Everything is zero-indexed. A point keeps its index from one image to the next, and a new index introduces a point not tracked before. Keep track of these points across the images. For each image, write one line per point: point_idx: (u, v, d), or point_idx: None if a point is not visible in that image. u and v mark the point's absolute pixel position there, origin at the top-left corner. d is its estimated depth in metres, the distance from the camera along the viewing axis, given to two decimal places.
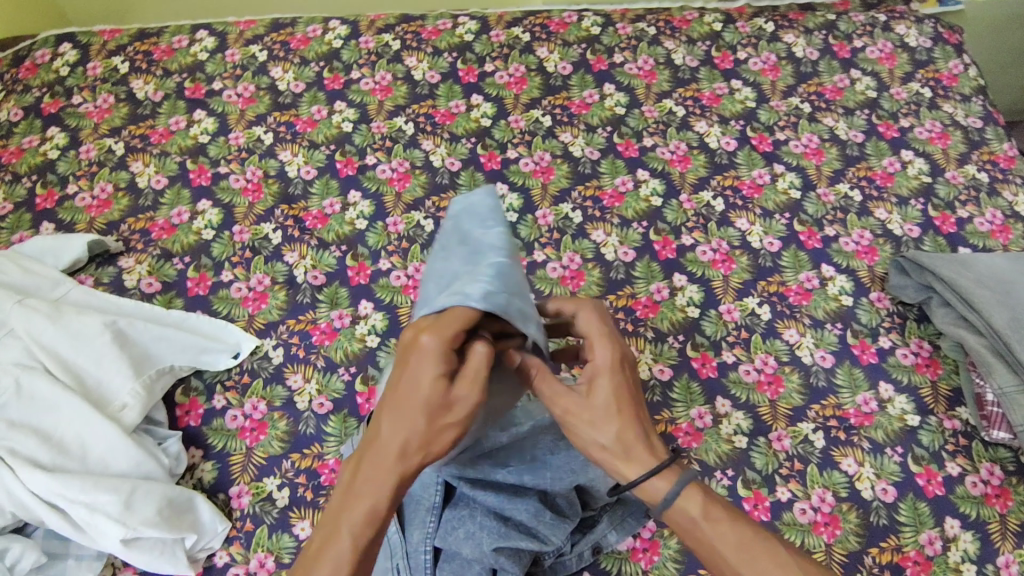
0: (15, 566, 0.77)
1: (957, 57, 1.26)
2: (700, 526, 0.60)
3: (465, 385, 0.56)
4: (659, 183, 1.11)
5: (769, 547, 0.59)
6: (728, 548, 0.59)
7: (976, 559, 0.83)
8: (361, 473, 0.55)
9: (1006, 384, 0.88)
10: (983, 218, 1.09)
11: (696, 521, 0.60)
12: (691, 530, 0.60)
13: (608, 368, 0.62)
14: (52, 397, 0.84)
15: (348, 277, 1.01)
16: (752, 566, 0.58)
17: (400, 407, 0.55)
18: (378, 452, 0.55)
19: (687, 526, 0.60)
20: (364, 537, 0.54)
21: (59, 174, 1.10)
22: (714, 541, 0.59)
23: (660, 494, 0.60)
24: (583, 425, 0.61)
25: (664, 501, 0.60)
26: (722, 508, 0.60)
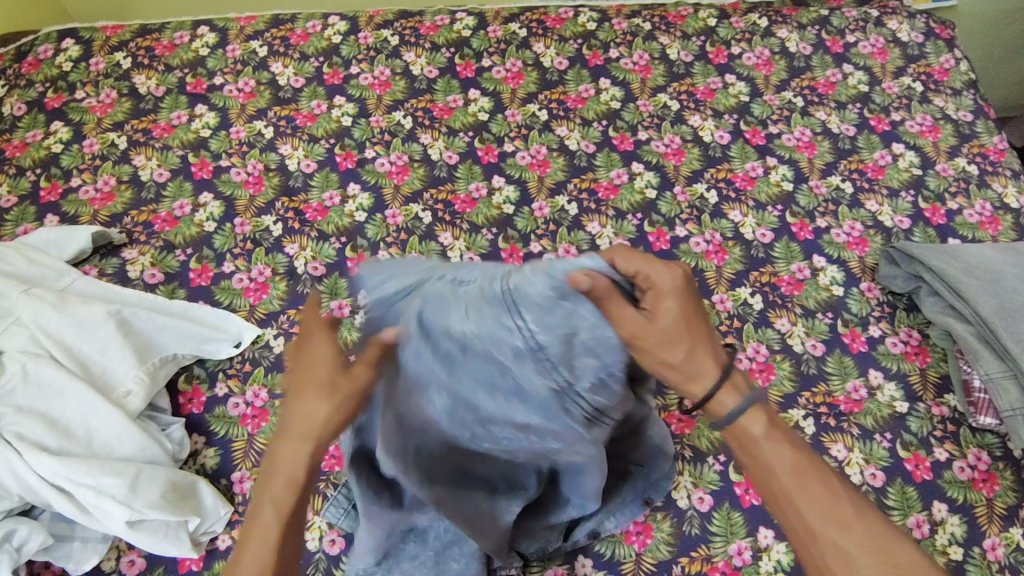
0: (23, 547, 0.79)
1: (948, 52, 1.28)
2: (762, 444, 0.61)
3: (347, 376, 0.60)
4: (654, 176, 1.12)
5: (822, 473, 0.60)
6: (781, 468, 0.60)
7: (964, 541, 0.85)
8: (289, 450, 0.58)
9: (992, 370, 0.90)
10: (972, 210, 1.10)
11: (756, 439, 0.61)
12: (749, 445, 0.61)
13: (674, 289, 0.61)
14: (58, 383, 0.86)
15: (348, 268, 1.03)
16: (803, 488, 0.59)
17: (298, 389, 0.60)
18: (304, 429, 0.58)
19: (746, 442, 0.62)
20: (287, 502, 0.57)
21: (63, 167, 1.12)
22: (770, 460, 0.61)
23: (727, 408, 0.61)
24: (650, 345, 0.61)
25: (729, 416, 0.61)
26: (784, 433, 0.62)
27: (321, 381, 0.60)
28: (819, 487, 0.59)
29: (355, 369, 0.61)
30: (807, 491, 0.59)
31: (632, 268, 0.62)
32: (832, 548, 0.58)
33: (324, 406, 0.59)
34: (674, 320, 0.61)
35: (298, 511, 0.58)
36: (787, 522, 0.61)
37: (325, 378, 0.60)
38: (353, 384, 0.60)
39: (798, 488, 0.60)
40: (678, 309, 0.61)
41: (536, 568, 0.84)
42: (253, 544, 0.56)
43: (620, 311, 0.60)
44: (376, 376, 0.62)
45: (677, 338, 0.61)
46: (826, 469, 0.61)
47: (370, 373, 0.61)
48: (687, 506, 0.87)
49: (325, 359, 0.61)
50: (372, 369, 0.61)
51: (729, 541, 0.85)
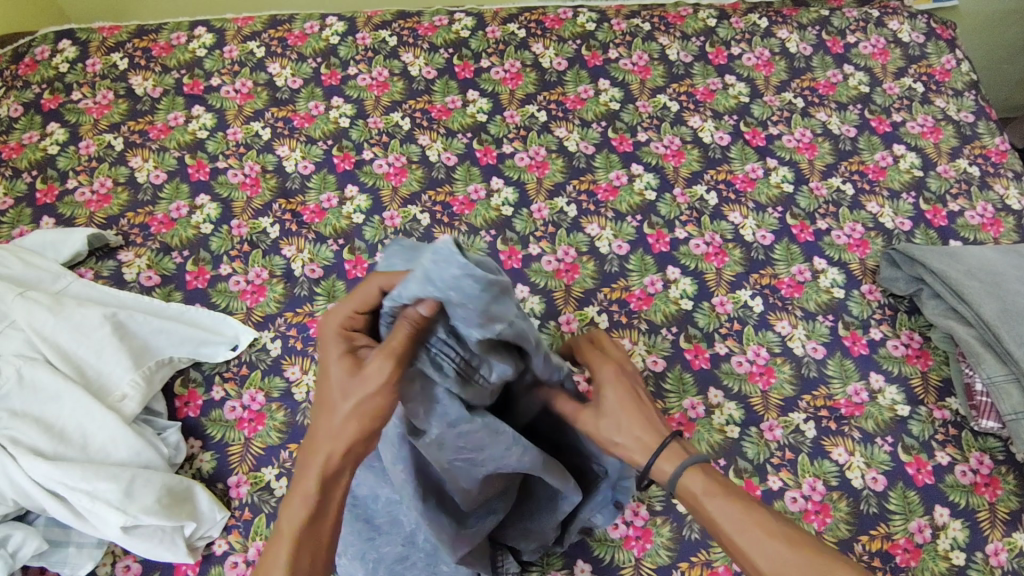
0: (17, 553, 0.79)
1: (949, 52, 1.27)
2: (705, 502, 0.62)
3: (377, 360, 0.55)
4: (653, 177, 1.12)
5: (767, 519, 0.60)
6: (726, 522, 0.61)
7: (966, 546, 0.85)
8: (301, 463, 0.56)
9: (994, 374, 0.89)
10: (974, 212, 1.10)
11: (697, 497, 0.62)
12: (695, 504, 0.63)
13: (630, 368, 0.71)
14: (53, 386, 0.85)
15: (345, 270, 1.02)
16: (747, 537, 0.59)
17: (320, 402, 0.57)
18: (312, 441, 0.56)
19: (691, 501, 0.63)
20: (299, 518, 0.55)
21: (59, 169, 1.11)
22: (715, 515, 0.61)
23: (667, 472, 0.64)
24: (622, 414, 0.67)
25: (672, 477, 0.63)
26: (725, 486, 0.63)
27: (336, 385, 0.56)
28: (766, 533, 0.59)
29: (368, 368, 0.55)
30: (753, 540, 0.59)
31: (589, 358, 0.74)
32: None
33: (339, 411, 0.55)
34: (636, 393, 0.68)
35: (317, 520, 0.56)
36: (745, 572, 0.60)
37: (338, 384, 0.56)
38: (368, 387, 0.54)
39: (745, 539, 0.59)
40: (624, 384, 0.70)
41: (536, 570, 0.83)
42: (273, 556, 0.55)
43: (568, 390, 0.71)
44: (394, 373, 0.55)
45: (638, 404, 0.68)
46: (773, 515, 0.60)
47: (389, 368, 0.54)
48: (687, 510, 0.86)
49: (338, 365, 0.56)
50: (388, 366, 0.54)
51: None
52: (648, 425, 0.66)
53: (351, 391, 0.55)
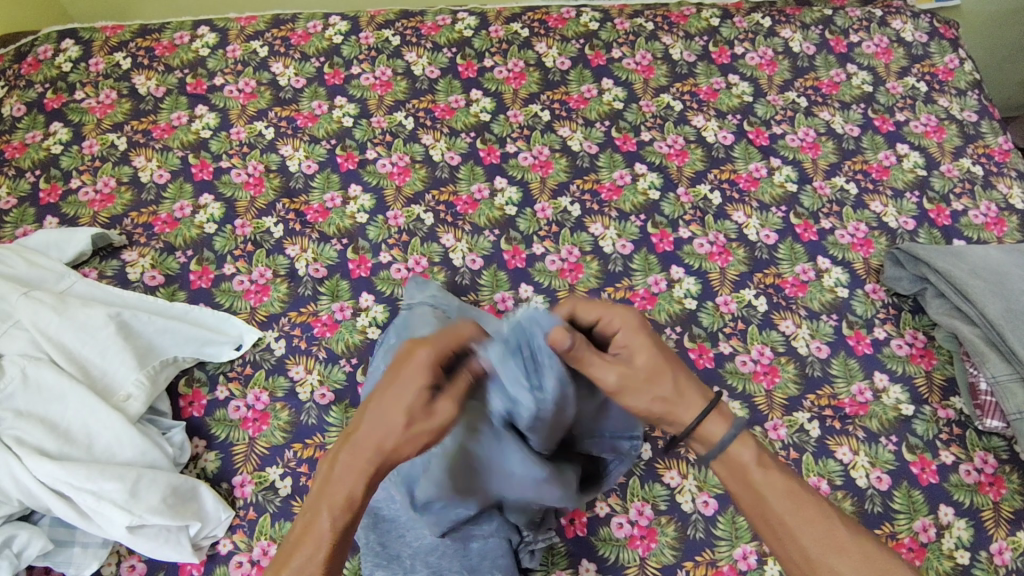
0: (23, 553, 0.79)
1: (952, 52, 1.27)
2: (759, 475, 0.63)
3: (448, 401, 0.59)
4: (657, 177, 1.12)
5: (812, 497, 0.63)
6: (775, 496, 0.62)
7: (970, 545, 0.85)
8: (348, 463, 0.58)
9: (1000, 373, 0.89)
10: (978, 211, 1.10)
11: (749, 466, 0.64)
12: (742, 473, 0.64)
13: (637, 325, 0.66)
14: (58, 386, 0.85)
15: (349, 270, 1.02)
16: (796, 512, 0.62)
17: (377, 403, 0.59)
18: (360, 445, 0.58)
19: (740, 471, 0.64)
20: (341, 520, 0.58)
21: (62, 169, 1.11)
22: (762, 486, 0.63)
23: (718, 436, 0.65)
24: (638, 390, 0.65)
25: (721, 443, 0.65)
26: (771, 460, 0.65)
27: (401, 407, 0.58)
28: (814, 513, 0.62)
29: (438, 409, 0.59)
30: (800, 515, 0.62)
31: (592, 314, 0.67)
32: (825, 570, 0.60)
33: (395, 424, 0.58)
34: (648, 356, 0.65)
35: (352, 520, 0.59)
36: (779, 548, 0.63)
37: (405, 405, 0.58)
38: (431, 425, 0.58)
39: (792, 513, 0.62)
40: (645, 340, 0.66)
41: (540, 570, 0.83)
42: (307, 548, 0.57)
43: (598, 360, 0.64)
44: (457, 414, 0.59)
45: (654, 373, 0.65)
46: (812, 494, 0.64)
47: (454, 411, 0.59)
48: (692, 510, 0.86)
49: (412, 383, 0.59)
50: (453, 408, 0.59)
51: (734, 546, 0.84)
52: (676, 388, 0.65)
53: (416, 422, 0.58)
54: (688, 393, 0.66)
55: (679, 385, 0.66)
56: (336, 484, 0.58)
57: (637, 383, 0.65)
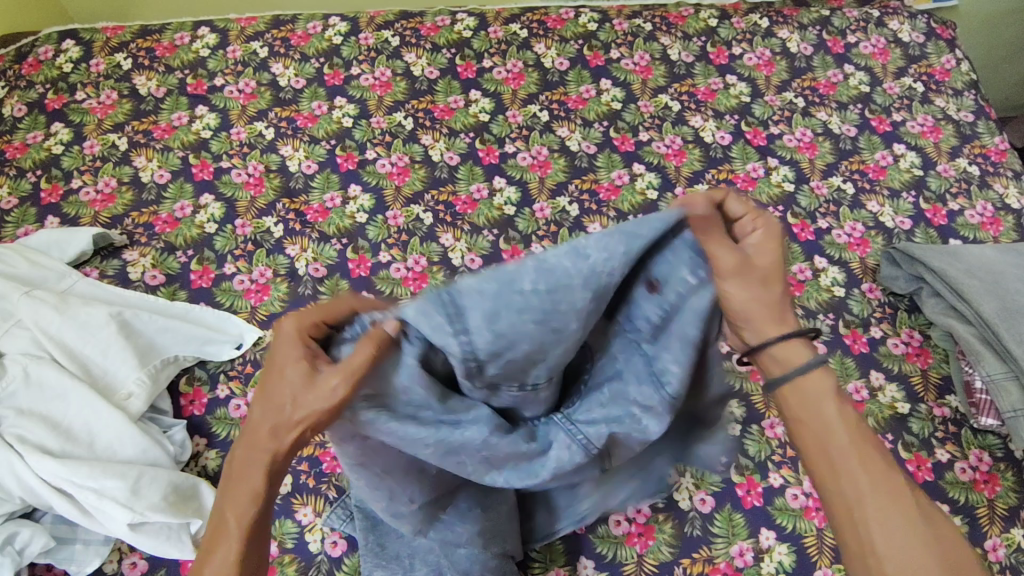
0: (25, 550, 0.79)
1: (949, 52, 1.28)
2: (827, 404, 0.59)
3: (335, 376, 0.54)
4: (655, 177, 1.12)
5: (877, 447, 0.58)
6: (838, 429, 0.58)
7: (965, 542, 0.85)
8: (246, 461, 0.57)
9: (994, 371, 0.90)
10: (974, 211, 1.10)
11: (820, 398, 0.59)
12: (811, 399, 0.59)
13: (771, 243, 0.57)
14: (60, 385, 0.86)
15: (349, 269, 1.03)
16: (859, 453, 0.57)
17: (264, 398, 0.56)
18: (251, 441, 0.56)
19: (812, 399, 0.59)
20: (247, 515, 0.57)
21: (63, 169, 1.12)
22: (830, 419, 0.58)
23: (800, 359, 0.59)
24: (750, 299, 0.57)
25: (799, 367, 0.59)
26: (845, 397, 0.60)
27: (285, 391, 0.55)
28: (875, 454, 0.58)
29: (319, 386, 0.54)
30: (862, 455, 0.57)
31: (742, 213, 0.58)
32: (875, 516, 0.56)
33: (283, 410, 0.55)
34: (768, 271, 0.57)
35: (263, 510, 0.58)
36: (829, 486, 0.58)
37: (284, 394, 0.55)
38: (316, 405, 0.54)
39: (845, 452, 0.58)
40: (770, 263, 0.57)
41: (538, 567, 0.84)
42: (219, 548, 0.57)
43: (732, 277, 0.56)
44: (349, 394, 0.54)
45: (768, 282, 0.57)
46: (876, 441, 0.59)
47: (343, 391, 0.54)
48: (688, 508, 0.87)
49: (288, 371, 0.55)
50: (341, 385, 0.54)
51: (731, 543, 0.85)
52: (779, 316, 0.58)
53: (301, 402, 0.54)
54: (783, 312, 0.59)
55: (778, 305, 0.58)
56: (239, 483, 0.57)
57: (743, 290, 0.56)
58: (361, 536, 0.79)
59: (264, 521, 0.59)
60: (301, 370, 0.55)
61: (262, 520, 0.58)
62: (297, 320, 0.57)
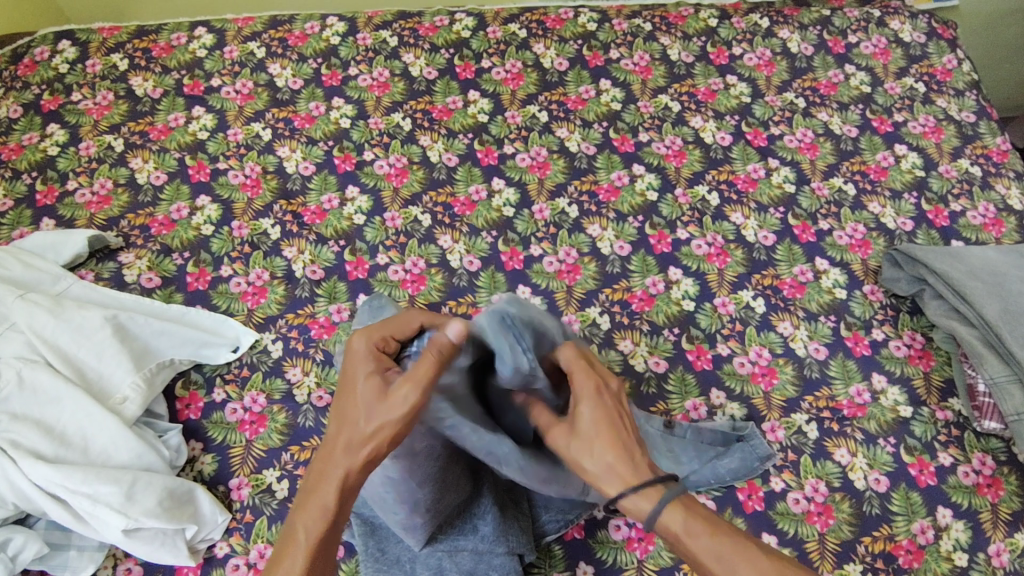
0: (18, 556, 0.79)
1: (950, 52, 1.27)
2: (693, 534, 0.62)
3: (407, 385, 0.61)
4: (655, 178, 1.11)
5: (746, 553, 0.61)
6: (709, 557, 0.61)
7: (968, 547, 0.85)
8: (320, 475, 0.62)
9: (997, 374, 0.89)
10: (976, 212, 1.10)
11: (678, 536, 0.62)
12: (677, 536, 0.62)
13: (589, 395, 0.66)
14: (54, 389, 0.85)
15: (346, 271, 1.02)
16: (731, 572, 0.60)
17: (343, 417, 0.63)
18: (327, 452, 0.63)
19: (672, 539, 0.63)
20: (316, 530, 0.61)
21: (59, 170, 1.11)
22: (697, 553, 0.61)
23: (644, 510, 0.63)
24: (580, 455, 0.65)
25: (648, 515, 0.62)
26: (703, 520, 0.62)
27: (362, 404, 0.62)
28: (744, 566, 0.60)
29: (393, 397, 0.61)
30: (734, 575, 0.60)
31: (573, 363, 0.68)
32: None
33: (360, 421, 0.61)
34: (592, 424, 0.65)
35: (334, 526, 0.62)
36: None
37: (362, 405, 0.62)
38: (390, 413, 0.61)
39: (726, 573, 0.60)
40: (599, 413, 0.65)
41: (539, 572, 0.83)
42: (287, 560, 0.61)
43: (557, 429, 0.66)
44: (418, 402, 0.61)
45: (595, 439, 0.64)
46: (754, 544, 0.62)
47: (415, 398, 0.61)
48: None
49: (364, 384, 0.63)
50: (412, 393, 0.61)
51: None
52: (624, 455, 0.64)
53: (376, 414, 0.61)
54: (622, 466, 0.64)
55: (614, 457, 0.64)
56: (314, 496, 0.62)
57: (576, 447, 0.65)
58: (361, 541, 0.78)
59: (334, 539, 0.63)
60: (375, 385, 0.63)
61: (331, 538, 0.62)
62: (366, 336, 0.67)
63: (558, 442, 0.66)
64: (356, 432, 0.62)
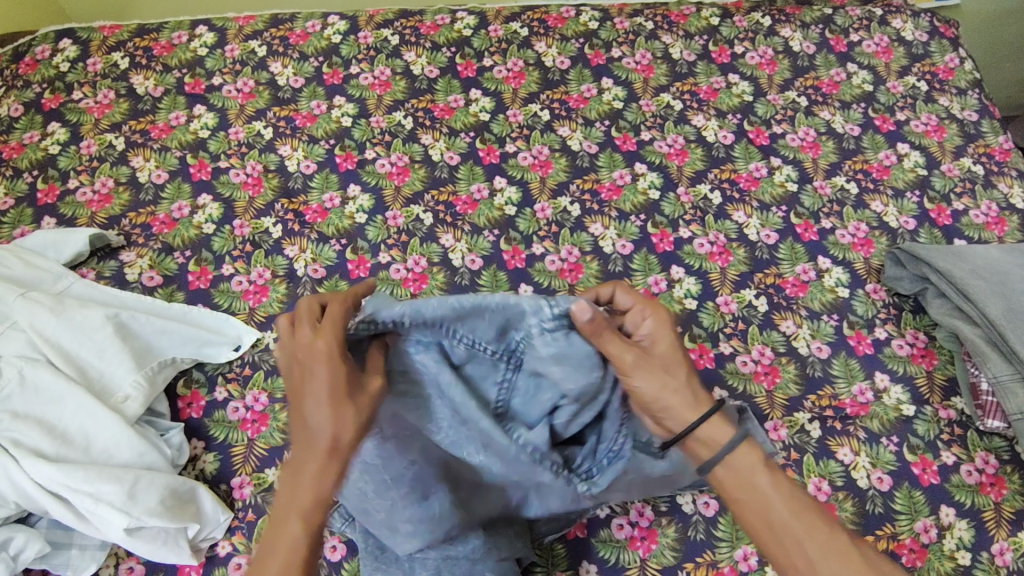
0: (19, 555, 0.79)
1: (953, 51, 1.27)
2: (758, 474, 0.67)
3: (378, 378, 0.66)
4: (657, 176, 1.11)
5: (811, 504, 0.66)
6: (778, 498, 0.66)
7: (971, 546, 0.84)
8: (305, 469, 0.63)
9: (1000, 373, 0.89)
10: (979, 211, 1.09)
11: (754, 471, 0.67)
12: (749, 475, 0.67)
13: (667, 327, 0.71)
14: (56, 388, 0.85)
15: (348, 270, 1.02)
16: (800, 515, 0.65)
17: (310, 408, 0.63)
18: (312, 447, 0.63)
19: (745, 473, 0.67)
20: (314, 520, 0.62)
21: (60, 169, 1.11)
22: (767, 489, 0.66)
23: (722, 440, 0.68)
24: (654, 372, 0.69)
25: (724, 446, 0.68)
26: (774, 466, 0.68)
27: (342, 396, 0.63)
28: (808, 511, 0.65)
29: (370, 390, 0.65)
30: (802, 518, 0.65)
31: (632, 303, 0.72)
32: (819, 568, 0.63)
33: (346, 416, 0.63)
34: (667, 351, 0.70)
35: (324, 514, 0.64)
36: (780, 549, 0.65)
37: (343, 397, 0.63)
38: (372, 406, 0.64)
39: (793, 514, 0.65)
40: (673, 343, 0.70)
41: (540, 571, 0.83)
42: (287, 550, 0.61)
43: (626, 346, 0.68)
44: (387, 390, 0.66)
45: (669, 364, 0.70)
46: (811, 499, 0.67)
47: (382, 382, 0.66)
48: (692, 511, 0.85)
49: (337, 375, 0.63)
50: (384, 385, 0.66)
51: (734, 546, 0.84)
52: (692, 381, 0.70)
53: (362, 405, 0.64)
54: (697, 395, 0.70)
55: (692, 387, 0.70)
56: (303, 488, 0.62)
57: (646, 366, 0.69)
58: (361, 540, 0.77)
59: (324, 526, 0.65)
60: (350, 378, 0.64)
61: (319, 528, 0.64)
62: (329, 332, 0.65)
63: (632, 356, 0.68)
64: (324, 420, 0.62)
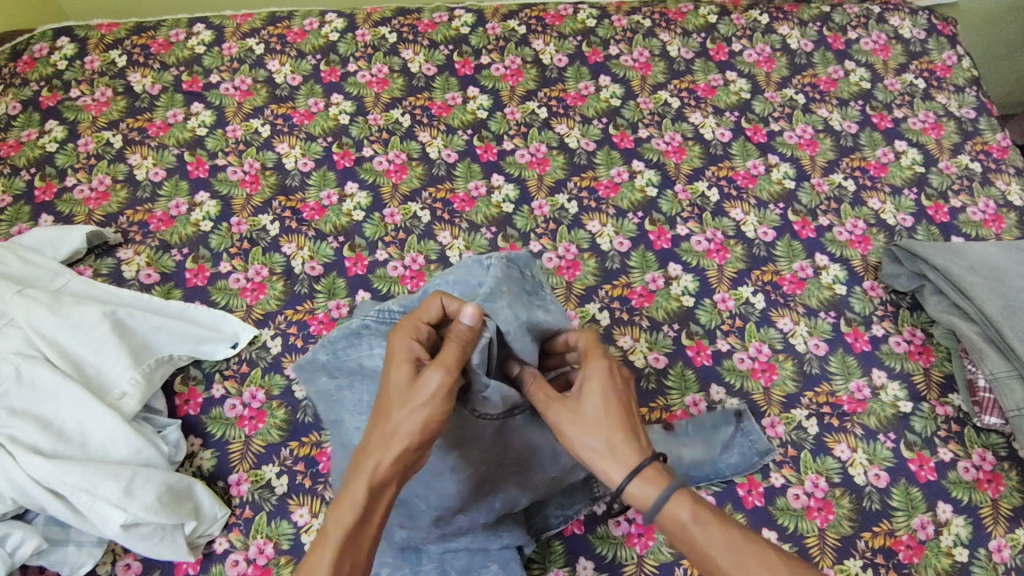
0: (16, 552, 0.78)
1: (951, 48, 1.27)
2: (690, 529, 0.59)
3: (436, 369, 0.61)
4: (654, 174, 1.11)
5: (758, 549, 0.58)
6: (717, 550, 0.58)
7: (968, 543, 0.84)
8: (355, 464, 0.59)
9: (997, 369, 0.89)
10: (976, 208, 1.09)
11: (686, 525, 0.59)
12: (681, 531, 0.59)
13: (598, 378, 0.64)
14: (53, 384, 0.85)
15: (345, 267, 1.02)
16: (741, 566, 0.57)
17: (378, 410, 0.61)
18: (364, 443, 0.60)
19: (678, 531, 0.60)
20: (349, 522, 0.56)
21: (57, 166, 1.11)
22: (704, 544, 0.58)
23: (650, 498, 0.60)
24: (573, 434, 0.63)
25: (652, 505, 0.60)
26: (712, 513, 0.60)
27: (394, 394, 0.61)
28: (753, 558, 0.57)
29: (425, 380, 0.60)
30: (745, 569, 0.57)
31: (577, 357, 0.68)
32: None
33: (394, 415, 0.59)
34: (596, 409, 0.63)
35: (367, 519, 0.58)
36: None
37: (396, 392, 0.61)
38: (422, 397, 0.60)
39: (736, 565, 0.57)
40: (603, 399, 0.63)
41: (537, 567, 0.83)
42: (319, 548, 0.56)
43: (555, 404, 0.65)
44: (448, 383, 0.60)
45: (593, 424, 0.63)
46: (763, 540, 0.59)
47: (442, 380, 0.60)
48: None
49: (399, 371, 0.62)
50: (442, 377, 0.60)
51: None
52: (625, 433, 0.62)
53: (412, 399, 0.60)
54: (623, 451, 0.61)
55: (614, 443, 0.62)
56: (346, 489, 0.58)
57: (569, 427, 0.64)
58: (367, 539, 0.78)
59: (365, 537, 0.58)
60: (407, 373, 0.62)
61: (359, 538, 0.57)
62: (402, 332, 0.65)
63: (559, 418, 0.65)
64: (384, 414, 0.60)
